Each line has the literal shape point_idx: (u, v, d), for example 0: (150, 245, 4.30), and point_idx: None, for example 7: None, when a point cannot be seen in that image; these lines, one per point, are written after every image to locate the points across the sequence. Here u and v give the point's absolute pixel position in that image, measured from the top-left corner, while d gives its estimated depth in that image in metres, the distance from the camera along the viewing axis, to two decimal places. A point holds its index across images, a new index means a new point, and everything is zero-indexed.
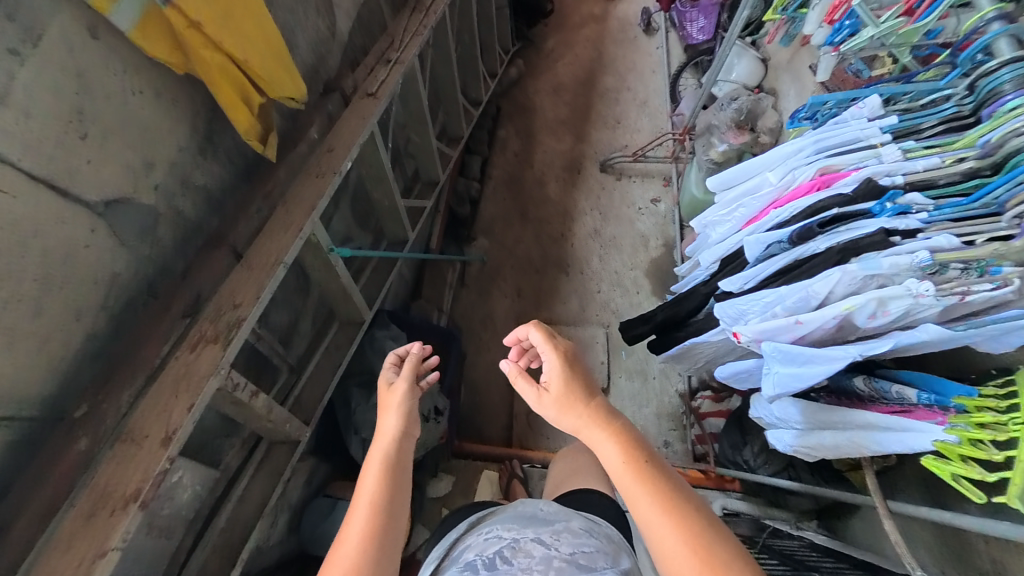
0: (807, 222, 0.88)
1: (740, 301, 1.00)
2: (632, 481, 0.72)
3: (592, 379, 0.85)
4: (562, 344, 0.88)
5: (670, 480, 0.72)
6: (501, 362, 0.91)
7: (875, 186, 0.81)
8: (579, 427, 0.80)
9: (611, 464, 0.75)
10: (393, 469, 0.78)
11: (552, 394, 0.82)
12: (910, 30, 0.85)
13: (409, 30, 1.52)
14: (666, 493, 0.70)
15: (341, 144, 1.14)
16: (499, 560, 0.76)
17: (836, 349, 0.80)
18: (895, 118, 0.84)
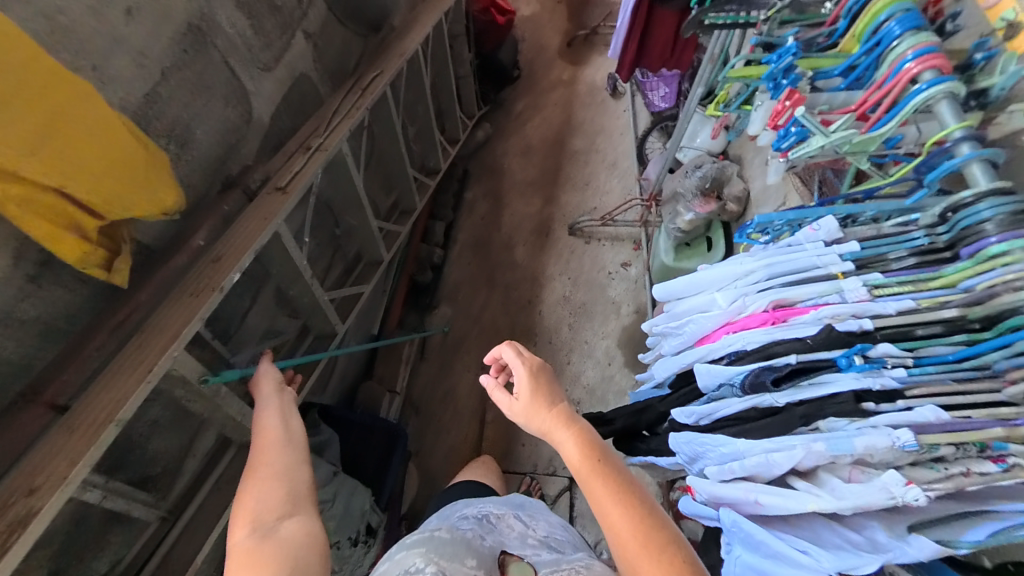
0: (760, 368, 0.71)
1: (691, 441, 0.82)
2: (586, 470, 0.86)
3: (559, 390, 0.99)
4: (532, 359, 1.03)
5: (617, 467, 0.87)
6: (482, 377, 1.07)
7: (837, 334, 0.65)
8: (544, 430, 0.95)
9: (570, 457, 0.90)
10: (281, 410, 0.97)
11: (521, 403, 0.97)
12: (867, 138, 0.74)
13: (339, 112, 1.42)
14: (615, 475, 0.86)
15: (230, 252, 0.98)
16: (489, 522, 1.11)
17: (808, 553, 0.62)
18: (857, 244, 0.70)
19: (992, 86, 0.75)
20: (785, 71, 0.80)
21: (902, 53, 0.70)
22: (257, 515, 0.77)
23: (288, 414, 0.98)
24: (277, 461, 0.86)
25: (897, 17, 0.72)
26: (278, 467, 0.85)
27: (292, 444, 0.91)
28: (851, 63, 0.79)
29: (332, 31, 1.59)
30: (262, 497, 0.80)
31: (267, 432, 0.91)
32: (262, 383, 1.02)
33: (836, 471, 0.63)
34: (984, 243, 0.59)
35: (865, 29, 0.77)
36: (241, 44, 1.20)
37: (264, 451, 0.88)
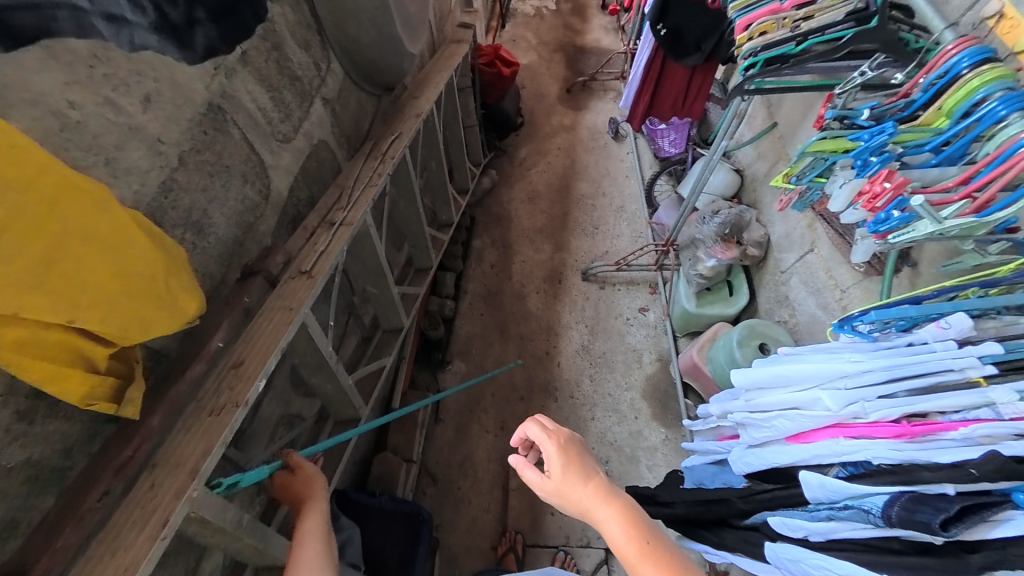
0: (903, 491, 0.61)
1: (803, 562, 0.69)
2: (636, 555, 0.69)
3: (594, 460, 0.84)
4: (561, 431, 0.88)
5: (674, 547, 0.70)
6: (509, 456, 0.90)
7: (1008, 464, 0.55)
8: (583, 511, 0.78)
9: (618, 544, 0.72)
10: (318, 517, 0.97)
11: (553, 481, 0.82)
12: (977, 223, 0.73)
13: (361, 182, 1.34)
14: (672, 560, 0.68)
15: (254, 355, 0.86)
16: None
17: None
18: (1000, 348, 0.64)
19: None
20: (875, 150, 0.83)
21: (1015, 135, 0.70)
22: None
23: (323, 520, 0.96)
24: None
25: (998, 97, 0.73)
26: None
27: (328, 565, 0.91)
28: (946, 139, 0.79)
29: (348, 96, 1.55)
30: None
31: (307, 550, 0.91)
32: (309, 480, 1.00)
33: None
34: None
35: (958, 104, 0.77)
36: (261, 119, 1.13)
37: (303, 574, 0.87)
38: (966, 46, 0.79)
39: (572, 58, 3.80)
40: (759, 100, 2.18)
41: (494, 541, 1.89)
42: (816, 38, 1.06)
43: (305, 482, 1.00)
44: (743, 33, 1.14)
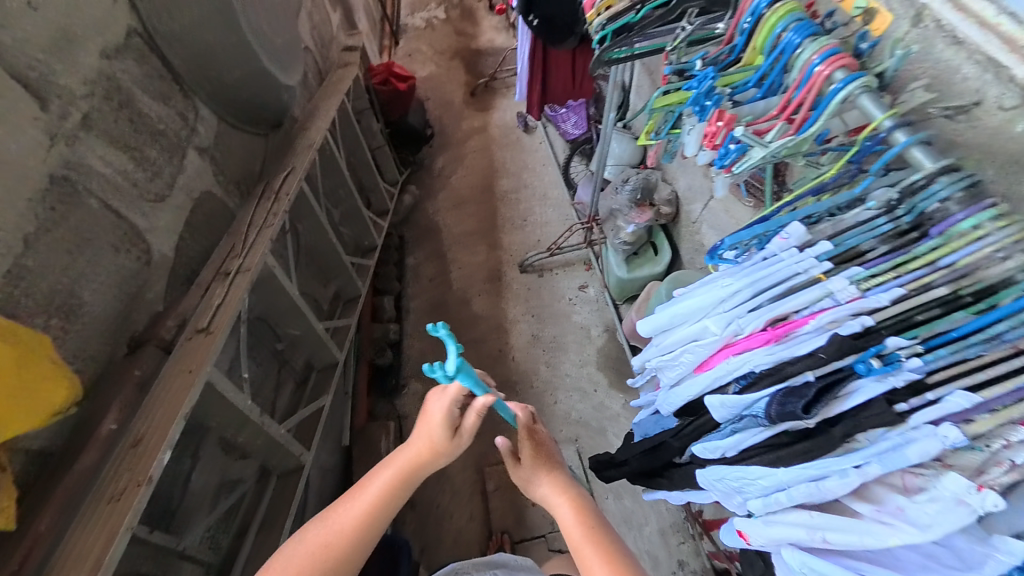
0: (776, 390, 0.67)
1: (723, 477, 0.74)
2: (581, 538, 0.75)
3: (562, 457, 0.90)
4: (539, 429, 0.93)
5: (614, 531, 0.77)
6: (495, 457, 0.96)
7: (847, 341, 0.63)
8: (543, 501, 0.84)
9: (567, 527, 0.79)
10: (401, 482, 0.82)
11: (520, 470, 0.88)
12: (800, 141, 0.81)
13: (254, 224, 1.28)
14: (611, 544, 0.74)
15: (153, 428, 0.82)
16: None
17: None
18: (829, 243, 0.72)
19: (889, 67, 0.83)
20: (707, 93, 0.90)
21: (809, 58, 0.79)
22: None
23: (394, 500, 0.81)
24: (350, 527, 0.77)
25: (792, 28, 0.82)
26: (346, 532, 0.77)
27: (362, 544, 0.77)
28: (761, 74, 0.89)
29: (229, 140, 1.49)
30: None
31: (371, 487, 0.81)
32: (429, 434, 0.82)
33: (893, 484, 0.58)
34: (954, 220, 0.64)
35: (765, 41, 0.87)
36: (123, 182, 1.06)
37: (351, 507, 0.79)
38: None
39: (470, 63, 3.86)
40: (642, 69, 2.30)
41: (483, 549, 1.87)
42: (650, 2, 1.15)
43: (442, 444, 0.82)
44: (592, 11, 1.25)
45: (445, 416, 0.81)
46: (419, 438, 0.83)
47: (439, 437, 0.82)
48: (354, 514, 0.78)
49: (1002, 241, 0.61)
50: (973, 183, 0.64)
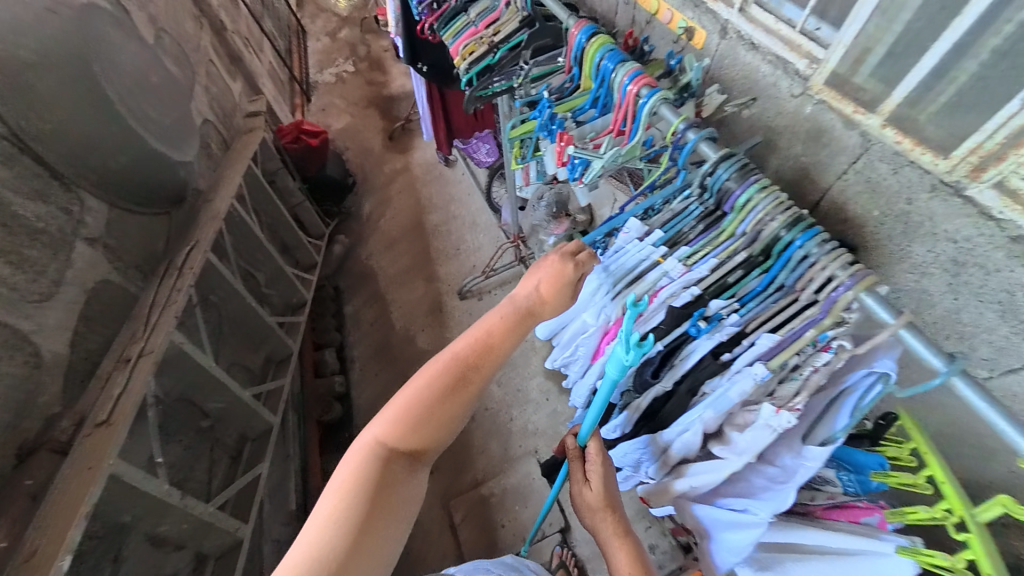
0: (639, 366, 0.79)
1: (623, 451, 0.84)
2: None
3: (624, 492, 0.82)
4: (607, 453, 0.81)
5: None
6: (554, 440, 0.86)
7: (678, 310, 0.75)
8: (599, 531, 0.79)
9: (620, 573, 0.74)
10: (515, 329, 0.80)
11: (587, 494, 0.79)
12: (631, 148, 0.93)
13: (156, 304, 1.26)
14: None
15: (51, 536, 0.80)
16: None
17: (749, 512, 0.68)
18: (659, 231, 0.84)
19: (691, 80, 1.00)
20: (551, 119, 1.02)
21: (622, 80, 0.92)
22: (390, 446, 0.71)
23: (506, 348, 0.79)
24: (465, 356, 0.76)
25: (607, 56, 0.97)
26: (461, 361, 0.75)
27: (476, 382, 0.75)
28: (594, 97, 1.02)
29: (122, 226, 1.43)
30: (405, 414, 0.72)
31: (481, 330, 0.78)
32: (546, 282, 0.80)
33: (734, 423, 0.69)
34: (735, 195, 0.74)
35: (591, 69, 1.01)
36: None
37: (462, 345, 0.77)
38: (583, 26, 1.04)
39: (385, 111, 3.97)
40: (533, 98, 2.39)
41: None
42: (504, 46, 1.29)
43: (556, 294, 0.80)
44: (458, 57, 1.35)
45: (567, 270, 0.80)
46: (531, 291, 0.81)
47: (559, 284, 0.80)
48: (467, 353, 0.76)
49: (767, 208, 0.71)
50: (745, 162, 0.75)
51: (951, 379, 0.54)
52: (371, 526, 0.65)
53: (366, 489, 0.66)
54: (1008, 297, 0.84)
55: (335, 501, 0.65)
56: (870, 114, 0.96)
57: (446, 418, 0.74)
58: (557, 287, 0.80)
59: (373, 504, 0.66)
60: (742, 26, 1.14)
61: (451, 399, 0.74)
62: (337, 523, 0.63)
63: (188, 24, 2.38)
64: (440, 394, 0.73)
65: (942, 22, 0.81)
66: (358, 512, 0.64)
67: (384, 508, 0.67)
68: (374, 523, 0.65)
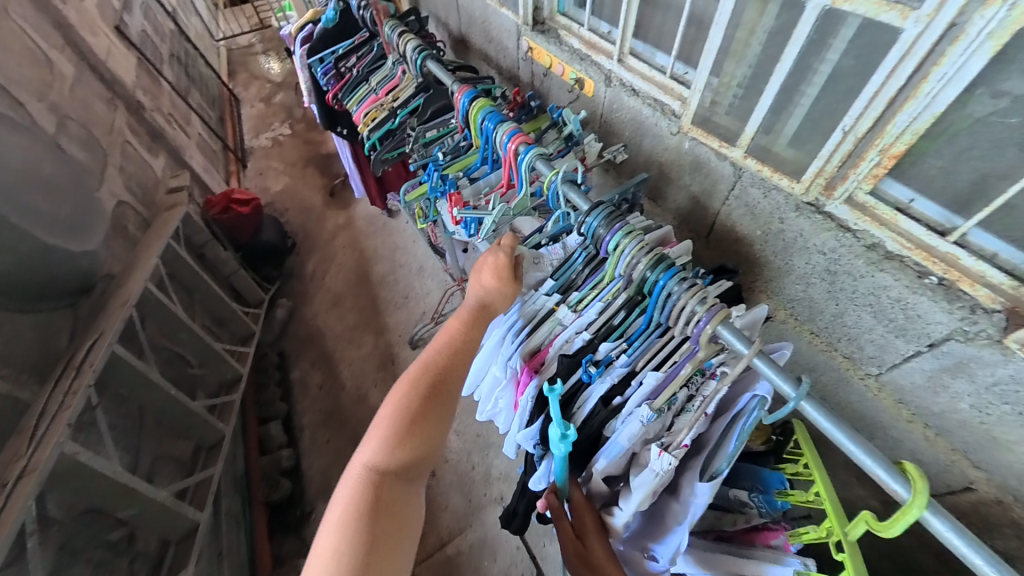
0: (543, 418, 0.79)
1: None
2: None
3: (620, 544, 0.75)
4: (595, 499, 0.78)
5: None
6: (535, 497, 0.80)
7: (569, 359, 0.76)
8: None
9: None
10: (479, 322, 0.83)
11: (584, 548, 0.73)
12: (520, 201, 0.98)
13: (46, 414, 1.15)
14: None
15: None
16: None
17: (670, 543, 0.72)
18: (551, 280, 0.87)
19: (572, 130, 1.11)
20: (439, 182, 1.08)
21: (502, 138, 0.98)
22: (382, 464, 0.67)
23: (474, 346, 0.82)
24: (433, 364, 0.77)
25: (487, 116, 1.03)
26: (432, 367, 0.77)
27: (452, 376, 0.76)
28: (483, 155, 1.09)
29: (12, 330, 1.35)
30: (389, 431, 0.70)
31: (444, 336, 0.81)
32: (495, 275, 0.86)
33: (636, 465, 0.69)
34: (607, 240, 0.78)
35: (478, 129, 1.07)
36: None
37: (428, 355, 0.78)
38: (465, 90, 1.11)
39: (324, 167, 3.98)
40: None
41: None
42: (401, 111, 1.35)
43: (500, 281, 0.85)
44: (361, 123, 1.41)
45: (505, 260, 0.86)
46: (479, 288, 0.85)
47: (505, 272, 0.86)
48: (436, 358, 0.78)
49: (633, 251, 0.74)
50: (610, 209, 0.80)
51: (801, 402, 0.57)
52: (376, 554, 0.59)
53: (364, 513, 0.62)
54: (875, 300, 0.89)
55: (333, 535, 0.59)
56: (734, 147, 1.04)
57: (431, 423, 0.72)
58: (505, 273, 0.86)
59: (374, 526, 0.61)
60: (623, 74, 1.23)
61: (434, 403, 0.73)
62: (340, 558, 0.57)
63: (97, 108, 2.34)
64: (419, 401, 0.73)
65: (767, 69, 0.91)
66: (359, 538, 0.59)
67: (385, 534, 0.62)
68: (383, 546, 0.60)
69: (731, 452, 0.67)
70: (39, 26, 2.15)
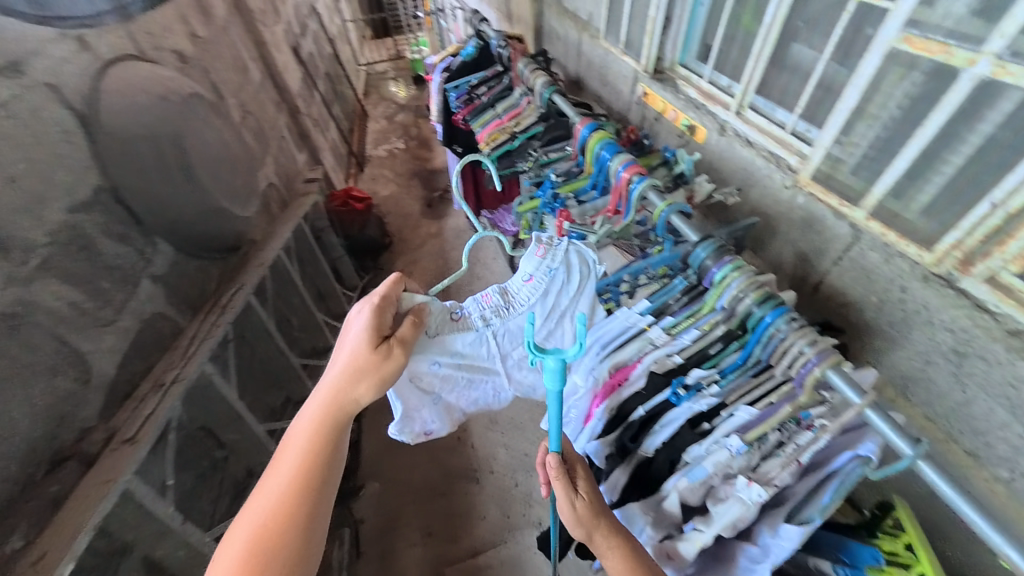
0: (622, 432, 0.79)
1: None
2: None
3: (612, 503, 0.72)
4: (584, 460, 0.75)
5: None
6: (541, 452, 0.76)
7: (658, 377, 0.79)
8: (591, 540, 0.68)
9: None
10: (335, 417, 0.72)
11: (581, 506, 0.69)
12: (624, 226, 1.04)
13: (196, 338, 1.41)
14: None
15: (59, 542, 0.87)
16: None
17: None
18: (646, 301, 0.89)
19: (684, 169, 1.18)
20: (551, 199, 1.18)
21: (616, 167, 1.06)
22: None
23: (327, 445, 0.71)
24: (281, 488, 0.67)
25: (604, 147, 1.13)
26: (283, 487, 0.67)
27: (301, 493, 0.66)
28: (594, 181, 1.18)
29: (182, 267, 1.63)
30: None
31: (295, 445, 0.70)
32: (346, 363, 0.73)
33: (714, 497, 0.67)
34: (712, 273, 0.81)
35: (593, 158, 1.17)
36: (75, 313, 1.20)
37: (273, 477, 0.68)
38: (586, 123, 1.22)
39: (426, 182, 4.39)
40: None
41: None
42: (522, 135, 1.52)
43: (354, 366, 0.72)
44: (483, 142, 1.59)
45: (364, 339, 0.74)
46: (336, 377, 0.73)
47: (359, 356, 0.73)
48: (285, 476, 0.68)
49: (741, 285, 0.77)
50: (720, 243, 0.83)
51: (917, 461, 0.56)
52: None
53: None
54: (1014, 392, 0.80)
55: None
56: (856, 208, 1.00)
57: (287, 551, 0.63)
58: (356, 353, 0.73)
59: None
60: (739, 125, 1.26)
61: (284, 531, 0.64)
62: None
63: (270, 109, 2.86)
64: (264, 532, 0.63)
65: (902, 137, 0.89)
66: None
67: None
68: None
69: (824, 505, 0.63)
70: (247, 44, 2.73)
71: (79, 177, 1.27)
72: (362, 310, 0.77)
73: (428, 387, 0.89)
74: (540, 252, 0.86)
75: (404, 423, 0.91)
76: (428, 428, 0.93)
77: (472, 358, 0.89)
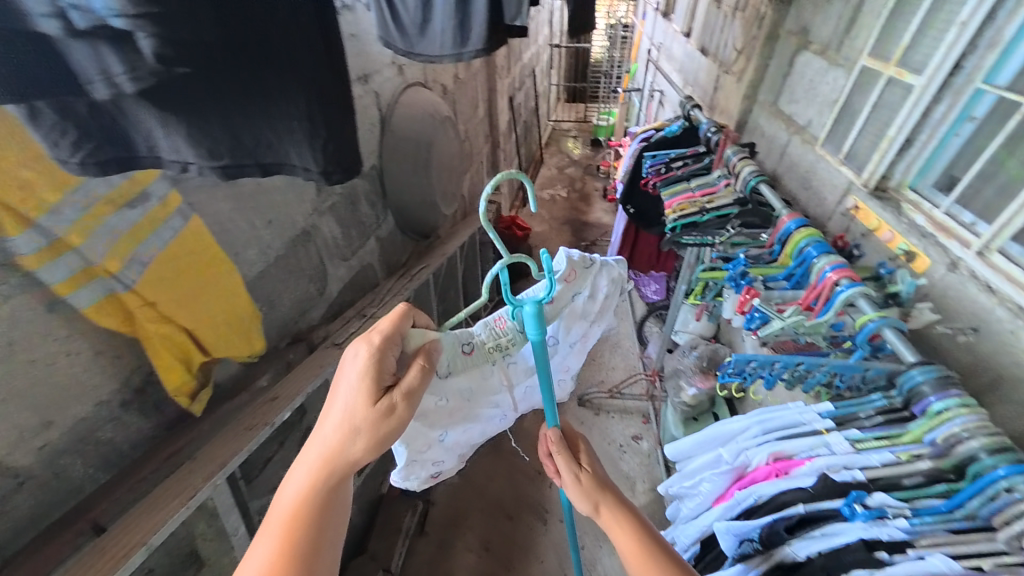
0: (772, 519, 0.76)
1: None
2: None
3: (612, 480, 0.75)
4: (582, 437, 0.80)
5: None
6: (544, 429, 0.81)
7: (833, 482, 0.74)
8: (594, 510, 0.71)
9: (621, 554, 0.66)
10: (331, 476, 0.63)
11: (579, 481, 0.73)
12: (815, 323, 1.00)
13: (391, 292, 1.79)
14: None
15: (285, 393, 1.18)
16: None
17: None
18: (830, 405, 0.88)
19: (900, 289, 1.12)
20: (739, 275, 1.20)
21: (823, 266, 1.05)
22: None
23: (327, 505, 0.62)
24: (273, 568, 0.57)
25: (811, 244, 1.13)
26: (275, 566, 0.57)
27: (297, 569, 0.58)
28: (789, 272, 1.17)
29: (394, 238, 2.09)
30: None
31: (288, 511, 0.61)
32: (346, 417, 0.63)
33: None
34: (928, 400, 0.75)
35: (794, 251, 1.18)
36: (335, 244, 1.62)
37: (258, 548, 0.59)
38: (794, 217, 1.23)
39: (576, 231, 4.68)
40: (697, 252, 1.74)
41: None
42: (713, 212, 1.56)
43: (355, 427, 0.62)
44: (670, 210, 1.66)
45: (367, 394, 0.63)
46: (331, 436, 0.63)
47: (354, 413, 0.63)
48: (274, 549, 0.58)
49: (968, 423, 0.70)
50: (946, 373, 0.76)
51: None
52: None
53: None
54: None
55: None
56: None
57: None
58: (356, 408, 0.63)
59: None
60: (978, 268, 1.06)
61: None
62: None
63: (481, 141, 3.47)
64: None
65: None
66: None
67: None
68: None
69: None
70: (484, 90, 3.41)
71: (366, 158, 1.76)
72: (358, 347, 0.66)
73: (433, 425, 0.89)
74: (569, 275, 0.87)
75: (406, 470, 0.92)
76: (434, 470, 0.96)
77: (480, 390, 0.91)
